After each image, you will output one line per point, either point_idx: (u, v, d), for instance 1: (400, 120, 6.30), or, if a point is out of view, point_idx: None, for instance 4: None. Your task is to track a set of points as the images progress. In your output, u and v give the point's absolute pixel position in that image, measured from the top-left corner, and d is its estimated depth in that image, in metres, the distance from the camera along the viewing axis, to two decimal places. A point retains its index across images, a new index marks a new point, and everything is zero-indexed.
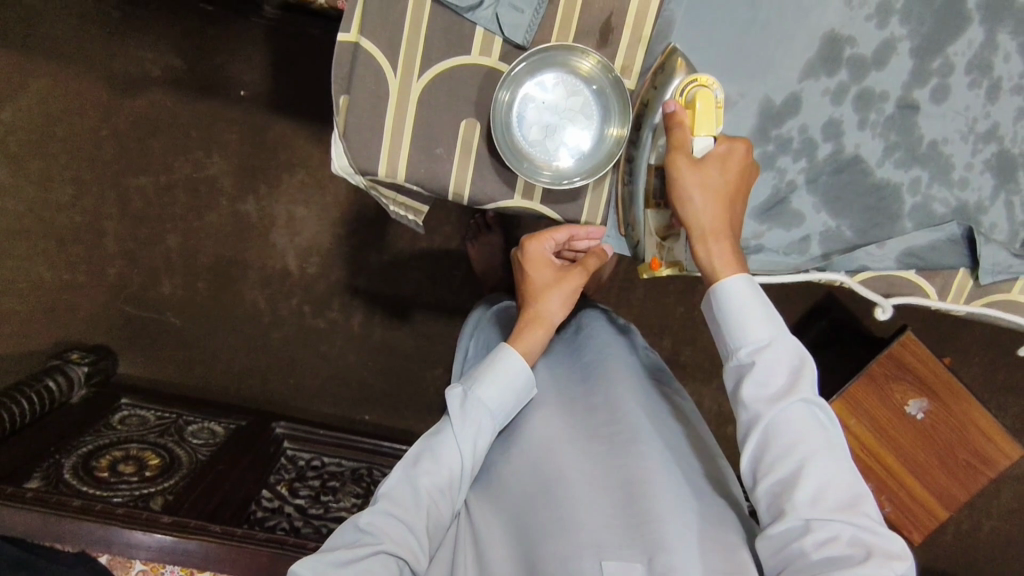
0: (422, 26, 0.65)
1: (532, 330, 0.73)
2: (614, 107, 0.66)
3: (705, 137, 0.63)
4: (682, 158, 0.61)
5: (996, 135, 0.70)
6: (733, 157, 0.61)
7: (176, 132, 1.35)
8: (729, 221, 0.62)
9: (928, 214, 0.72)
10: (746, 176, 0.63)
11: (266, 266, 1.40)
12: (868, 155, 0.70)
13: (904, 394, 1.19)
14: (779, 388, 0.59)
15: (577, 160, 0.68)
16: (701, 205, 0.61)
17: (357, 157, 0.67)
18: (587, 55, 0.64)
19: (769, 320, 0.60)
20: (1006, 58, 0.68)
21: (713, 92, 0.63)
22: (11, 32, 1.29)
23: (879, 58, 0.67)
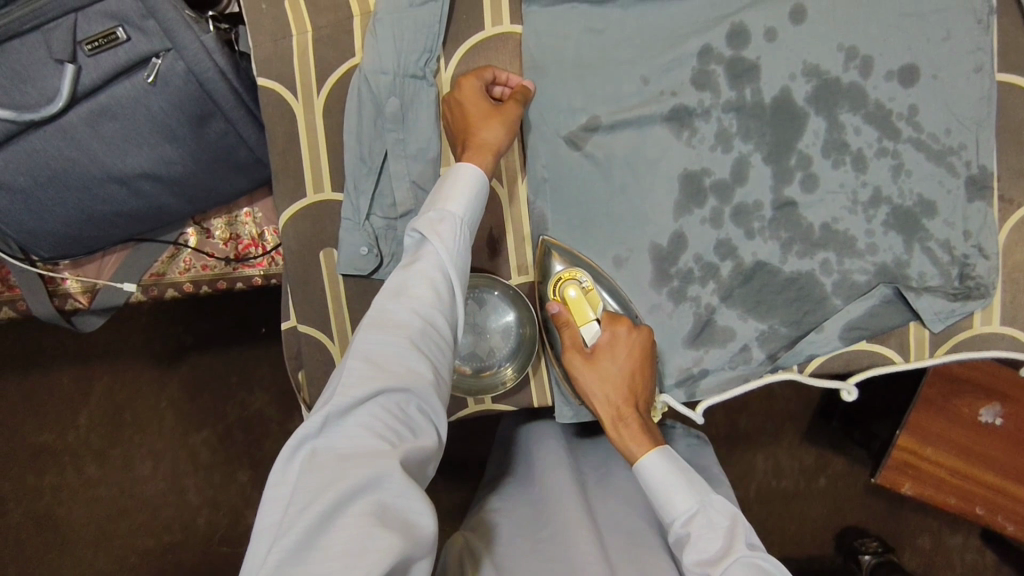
0: (341, 296, 0.75)
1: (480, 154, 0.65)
2: (518, 307, 0.74)
3: (591, 324, 0.69)
4: (578, 358, 0.67)
5: (882, 197, 0.72)
6: (619, 341, 0.67)
7: (220, 384, 1.53)
8: (635, 401, 0.66)
9: (852, 285, 0.73)
10: (641, 353, 0.68)
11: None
12: (769, 257, 0.73)
13: (972, 407, 1.04)
14: (716, 550, 0.58)
15: (501, 359, 0.75)
16: (602, 395, 0.66)
17: None
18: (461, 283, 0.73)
19: (690, 486, 0.61)
20: (856, 132, 0.72)
21: (581, 280, 0.71)
22: (73, 350, 1.54)
23: (738, 176, 0.72)
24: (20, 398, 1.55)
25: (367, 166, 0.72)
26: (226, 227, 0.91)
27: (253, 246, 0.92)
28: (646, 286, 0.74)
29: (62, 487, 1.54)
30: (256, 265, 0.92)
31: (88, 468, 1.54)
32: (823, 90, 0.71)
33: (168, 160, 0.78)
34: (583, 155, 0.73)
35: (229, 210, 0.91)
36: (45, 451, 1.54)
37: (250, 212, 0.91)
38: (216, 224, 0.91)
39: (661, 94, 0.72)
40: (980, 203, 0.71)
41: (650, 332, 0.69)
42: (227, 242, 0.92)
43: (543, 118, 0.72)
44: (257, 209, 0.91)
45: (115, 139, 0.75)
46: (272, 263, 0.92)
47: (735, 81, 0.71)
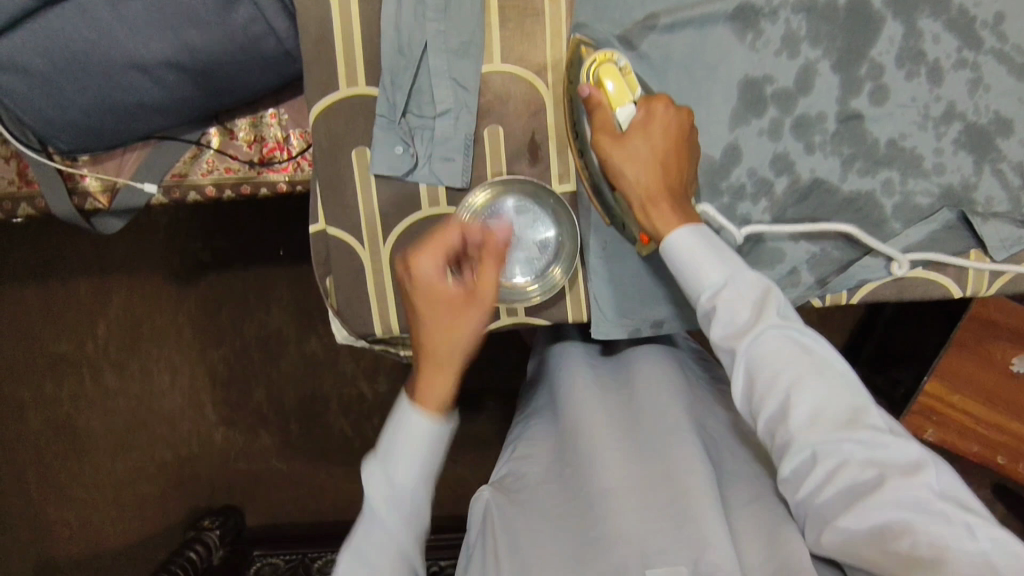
0: (374, 200, 0.71)
1: (442, 371, 0.57)
2: (562, 217, 0.70)
3: (627, 107, 0.63)
4: (606, 137, 0.61)
5: (956, 114, 0.67)
6: (655, 118, 0.61)
7: (237, 302, 1.51)
8: (669, 181, 0.60)
9: (914, 207, 0.69)
10: (676, 132, 0.61)
11: (344, 394, 1.52)
12: (828, 174, 0.69)
13: (1002, 352, 1.00)
14: (746, 320, 0.54)
15: (537, 272, 0.72)
16: (633, 175, 0.60)
17: (354, 326, 0.75)
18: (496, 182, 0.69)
19: (719, 258, 0.56)
20: (934, 40, 0.66)
21: (616, 64, 0.65)
22: (90, 261, 1.53)
23: (803, 85, 0.67)
24: (39, 307, 1.55)
25: (406, 59, 0.67)
26: (251, 128, 0.87)
27: (277, 150, 0.88)
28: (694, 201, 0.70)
29: (81, 394, 1.56)
30: (281, 169, 0.88)
31: (106, 378, 1.55)
32: None
33: (192, 49, 0.73)
34: (635, 56, 0.68)
35: (255, 111, 0.86)
36: (66, 361, 1.55)
37: (276, 113, 0.87)
38: (241, 124, 0.87)
39: None
40: None
41: (688, 113, 0.63)
42: (252, 144, 0.88)
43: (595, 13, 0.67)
44: (284, 110, 0.87)
45: (137, 22, 0.71)
46: (297, 169, 0.88)
47: None
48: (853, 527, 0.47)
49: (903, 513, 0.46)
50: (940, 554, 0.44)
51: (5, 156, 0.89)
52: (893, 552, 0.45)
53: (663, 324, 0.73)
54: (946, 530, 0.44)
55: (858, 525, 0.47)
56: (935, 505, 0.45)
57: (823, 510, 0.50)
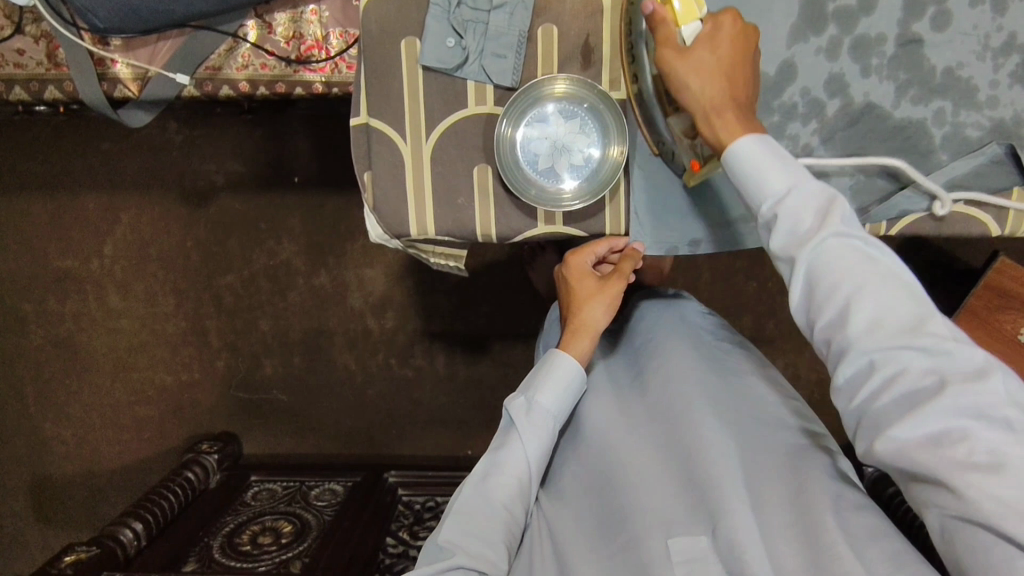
0: (420, 94, 0.70)
1: (578, 337, 0.72)
2: (610, 123, 0.69)
3: (694, 23, 0.59)
4: (670, 52, 0.59)
5: (1016, 45, 0.67)
6: (723, 32, 0.58)
7: (247, 231, 1.41)
8: (734, 95, 0.57)
9: (963, 140, 0.69)
10: (744, 49, 0.58)
11: (351, 330, 1.45)
12: (880, 99, 0.69)
13: (1012, 323, 0.98)
14: (809, 226, 0.51)
15: (582, 179, 0.71)
16: (697, 88, 0.58)
17: (389, 224, 0.74)
18: (556, 80, 0.68)
19: (784, 165, 0.54)
20: None
21: None
22: (91, 165, 1.38)
23: (865, 4, 0.67)
24: (39, 216, 1.42)
25: None
26: (290, 24, 0.85)
27: (316, 49, 0.86)
28: None
29: (84, 313, 1.47)
30: (318, 69, 0.87)
31: (110, 298, 1.46)
32: None
33: None
34: None
35: (294, 6, 0.84)
36: (70, 278, 1.45)
37: (317, 10, 0.85)
38: (279, 19, 0.85)
39: None
40: None
41: (756, 30, 0.59)
42: (290, 41, 0.86)
43: None
44: (325, 7, 0.84)
45: None
46: (335, 71, 0.87)
47: None
48: (909, 434, 0.45)
49: (960, 419, 0.43)
50: (998, 459, 0.42)
51: (33, 36, 0.87)
52: (946, 456, 0.43)
53: (699, 243, 0.74)
54: (1004, 437, 0.42)
55: (914, 432, 0.44)
56: (994, 410, 0.43)
57: (876, 416, 0.47)
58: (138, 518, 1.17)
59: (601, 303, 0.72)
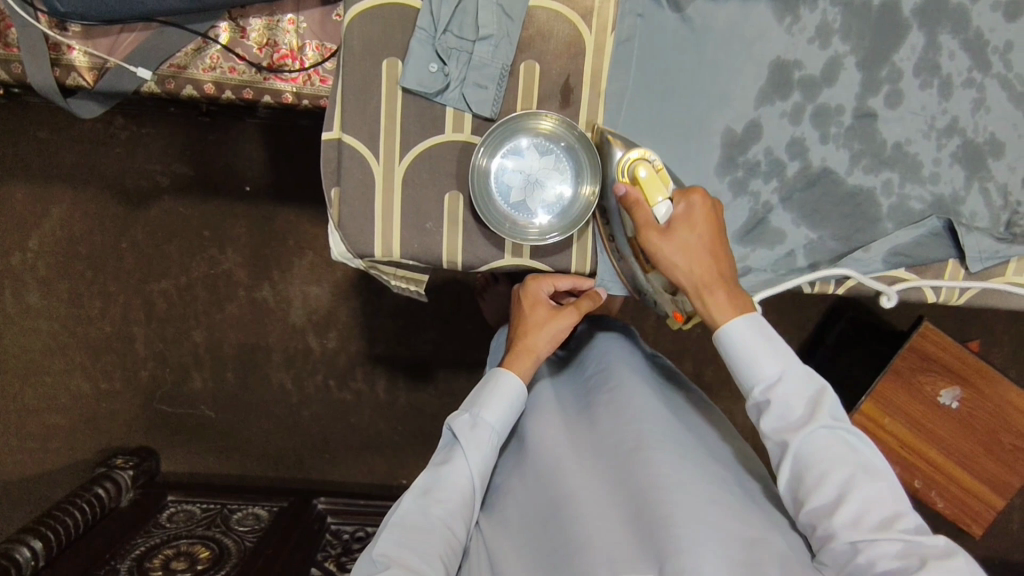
0: (397, 114, 0.70)
1: (523, 362, 0.70)
2: (585, 163, 0.70)
3: (661, 202, 0.65)
4: (652, 234, 0.64)
5: (957, 128, 0.72)
6: (695, 212, 0.63)
7: (189, 237, 1.35)
8: (720, 271, 0.63)
9: (907, 211, 0.74)
10: (716, 222, 0.64)
11: (290, 347, 1.40)
12: (836, 166, 0.73)
13: (933, 385, 1.07)
14: (798, 417, 0.59)
15: (556, 215, 0.71)
16: (685, 267, 0.63)
17: (352, 243, 0.72)
18: (546, 117, 0.69)
19: (778, 352, 0.61)
20: (950, 57, 0.71)
21: (649, 161, 0.66)
22: (25, 154, 1.30)
23: (828, 76, 0.71)
24: None
25: None
26: (265, 31, 0.83)
27: (289, 59, 0.84)
28: (710, 170, 0.73)
29: None
30: (290, 79, 0.85)
31: (29, 295, 1.36)
32: (931, 6, 0.70)
33: None
34: (679, 18, 0.70)
35: (271, 13, 0.83)
36: None
37: (294, 20, 0.83)
38: (254, 24, 0.83)
39: None
40: None
41: (720, 203, 0.65)
42: (263, 48, 0.84)
43: None
44: (303, 18, 0.83)
45: None
46: (307, 83, 0.86)
47: None
48: None
49: None
50: None
51: None
52: None
53: None
54: None
55: None
56: None
57: None
58: (39, 536, 1.06)
59: (552, 339, 0.71)
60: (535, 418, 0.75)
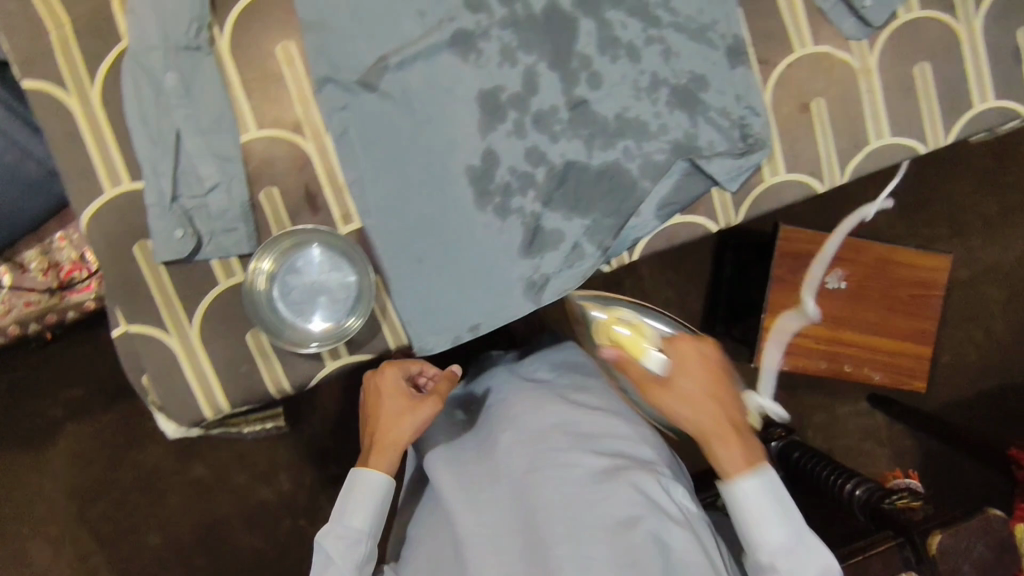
0: (168, 286, 0.73)
1: (384, 455, 0.73)
2: (329, 247, 0.74)
3: (651, 355, 0.76)
4: (655, 389, 0.73)
5: (659, 80, 0.78)
6: (688, 359, 0.73)
7: (107, 450, 1.28)
8: (724, 417, 0.71)
9: (655, 165, 0.79)
10: (713, 372, 0.73)
11: (248, 510, 1.32)
12: (576, 156, 0.78)
13: (819, 277, 1.14)
14: (760, 516, 0.69)
15: (353, 293, 0.74)
16: (693, 417, 0.71)
17: (181, 416, 0.74)
18: (260, 260, 0.72)
19: (768, 510, 0.69)
20: (623, 26, 0.77)
21: (624, 330, 0.81)
22: None
23: (531, 87, 0.76)
24: None
25: (160, 146, 0.70)
26: (42, 256, 0.86)
27: (76, 270, 0.88)
28: (470, 208, 0.77)
29: None
30: (84, 288, 0.89)
31: None
32: None
33: None
34: (379, 95, 0.74)
35: (40, 239, 0.86)
36: None
37: (64, 235, 0.86)
38: (30, 256, 0.86)
39: (439, 23, 0.74)
40: (741, 68, 0.79)
41: (714, 347, 0.75)
42: (46, 272, 0.86)
43: (331, 67, 0.73)
44: (73, 230, 0.87)
45: None
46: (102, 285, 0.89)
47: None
48: None
49: None
50: None
51: None
52: None
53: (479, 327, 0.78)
54: None
55: None
56: None
57: None
58: None
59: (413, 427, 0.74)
60: (433, 476, 0.76)
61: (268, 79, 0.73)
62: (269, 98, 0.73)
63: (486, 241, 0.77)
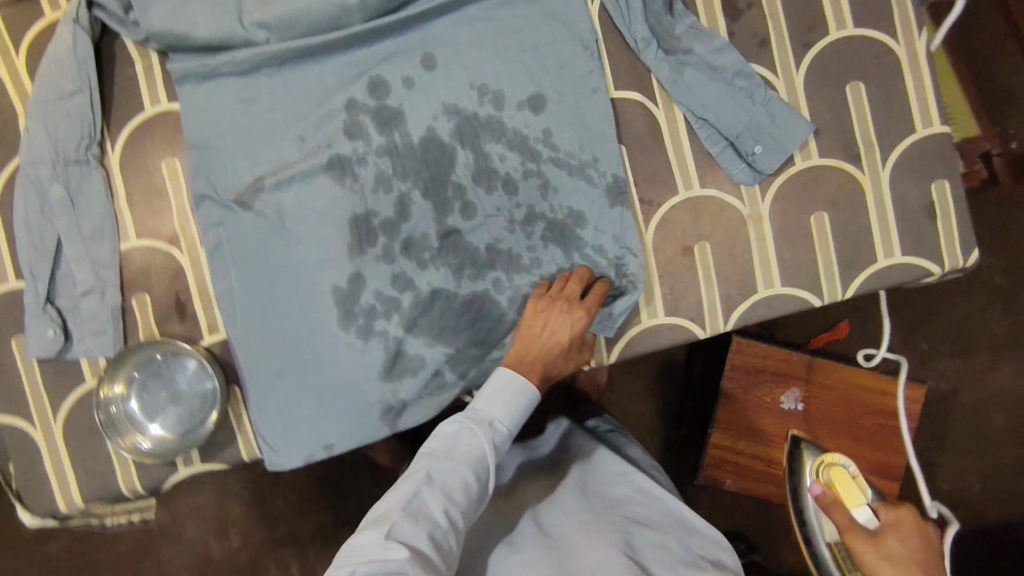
0: (38, 381, 0.76)
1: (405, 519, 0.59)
2: (169, 352, 0.76)
3: (860, 505, 0.86)
4: (862, 541, 0.79)
5: (536, 214, 0.77)
6: (908, 529, 0.79)
7: None
8: (916, 572, 0.73)
9: (523, 299, 0.78)
10: (928, 546, 0.77)
11: (191, 564, 1.21)
12: (443, 284, 0.77)
13: (768, 394, 1.04)
14: None
15: (204, 392, 0.76)
16: (891, 572, 0.74)
17: (38, 507, 0.77)
18: (107, 385, 0.74)
19: None
20: (501, 159, 0.76)
21: (843, 465, 0.93)
22: None
23: (402, 214, 0.77)
24: None
25: (40, 253, 0.74)
26: None
27: None
28: (333, 328, 0.77)
29: None
30: None
31: None
32: (466, 126, 0.76)
33: None
34: (253, 213, 0.76)
35: None
36: None
37: None
38: None
39: (317, 148, 0.75)
40: (622, 209, 0.76)
41: (928, 524, 0.81)
42: None
43: (209, 185, 0.76)
44: None
45: None
46: None
47: (383, 127, 0.75)
48: None
49: None
50: None
51: None
52: None
53: (332, 446, 0.78)
54: None
55: None
56: None
57: None
58: None
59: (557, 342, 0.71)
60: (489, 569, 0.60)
61: (152, 192, 0.77)
62: (151, 211, 0.77)
63: (346, 361, 0.77)
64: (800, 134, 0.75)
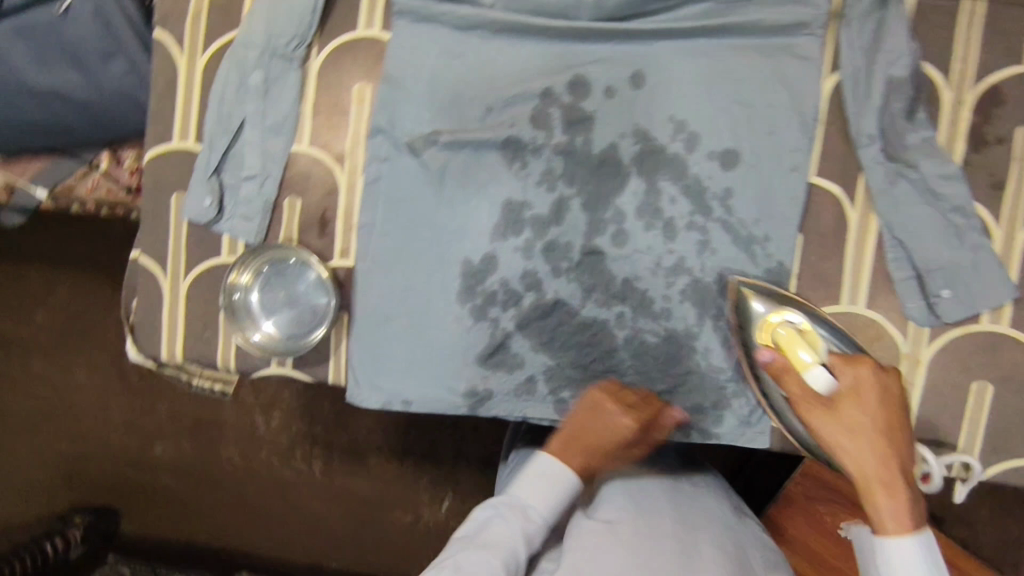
0: (182, 238, 0.82)
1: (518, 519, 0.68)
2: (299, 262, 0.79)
3: (813, 370, 0.64)
4: (822, 416, 0.63)
5: (684, 267, 0.74)
6: (864, 387, 0.62)
7: None
8: (893, 458, 0.60)
9: (640, 344, 0.75)
10: (890, 400, 0.62)
11: (239, 428, 1.29)
12: (568, 298, 0.76)
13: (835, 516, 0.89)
14: None
15: (316, 310, 0.79)
16: (859, 457, 0.61)
17: (145, 346, 0.84)
18: (239, 272, 0.78)
19: None
20: (671, 201, 0.73)
21: (790, 326, 0.68)
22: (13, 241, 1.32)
23: (556, 217, 0.75)
24: None
25: (223, 127, 0.79)
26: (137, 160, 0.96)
27: None
28: (451, 298, 0.77)
29: None
30: None
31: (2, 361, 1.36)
32: (650, 156, 0.73)
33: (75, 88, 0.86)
34: (417, 162, 0.77)
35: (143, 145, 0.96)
36: None
37: None
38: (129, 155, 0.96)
39: (499, 124, 0.75)
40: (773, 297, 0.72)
41: (895, 374, 0.63)
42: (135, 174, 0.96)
43: (390, 122, 0.77)
44: None
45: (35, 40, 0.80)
46: None
47: (569, 128, 0.74)
48: None
49: None
50: None
51: None
52: None
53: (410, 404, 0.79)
54: None
55: None
56: None
57: None
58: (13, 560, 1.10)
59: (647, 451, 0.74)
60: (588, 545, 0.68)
61: (336, 108, 0.79)
62: (330, 125, 0.79)
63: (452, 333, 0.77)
64: (995, 296, 0.68)
